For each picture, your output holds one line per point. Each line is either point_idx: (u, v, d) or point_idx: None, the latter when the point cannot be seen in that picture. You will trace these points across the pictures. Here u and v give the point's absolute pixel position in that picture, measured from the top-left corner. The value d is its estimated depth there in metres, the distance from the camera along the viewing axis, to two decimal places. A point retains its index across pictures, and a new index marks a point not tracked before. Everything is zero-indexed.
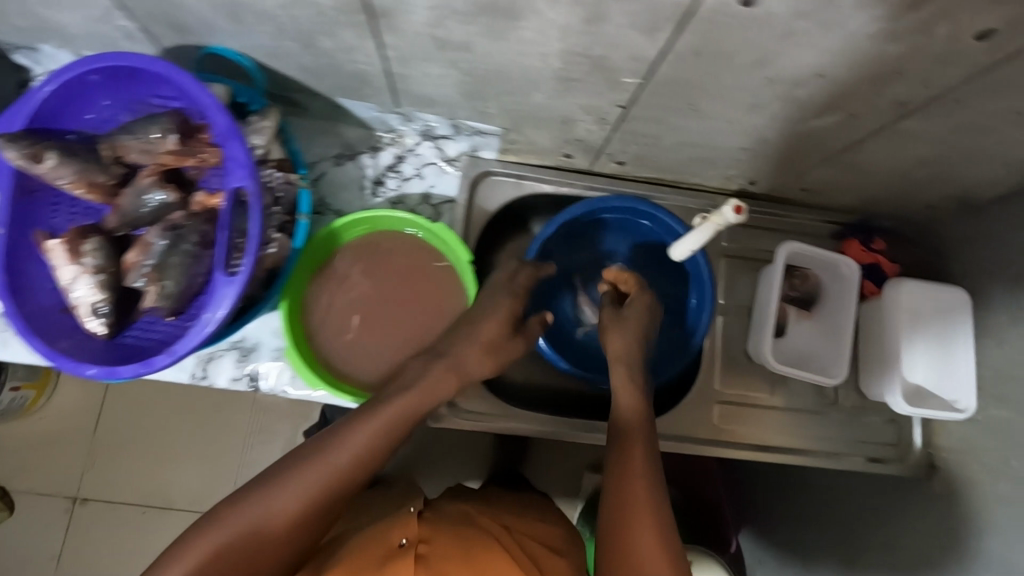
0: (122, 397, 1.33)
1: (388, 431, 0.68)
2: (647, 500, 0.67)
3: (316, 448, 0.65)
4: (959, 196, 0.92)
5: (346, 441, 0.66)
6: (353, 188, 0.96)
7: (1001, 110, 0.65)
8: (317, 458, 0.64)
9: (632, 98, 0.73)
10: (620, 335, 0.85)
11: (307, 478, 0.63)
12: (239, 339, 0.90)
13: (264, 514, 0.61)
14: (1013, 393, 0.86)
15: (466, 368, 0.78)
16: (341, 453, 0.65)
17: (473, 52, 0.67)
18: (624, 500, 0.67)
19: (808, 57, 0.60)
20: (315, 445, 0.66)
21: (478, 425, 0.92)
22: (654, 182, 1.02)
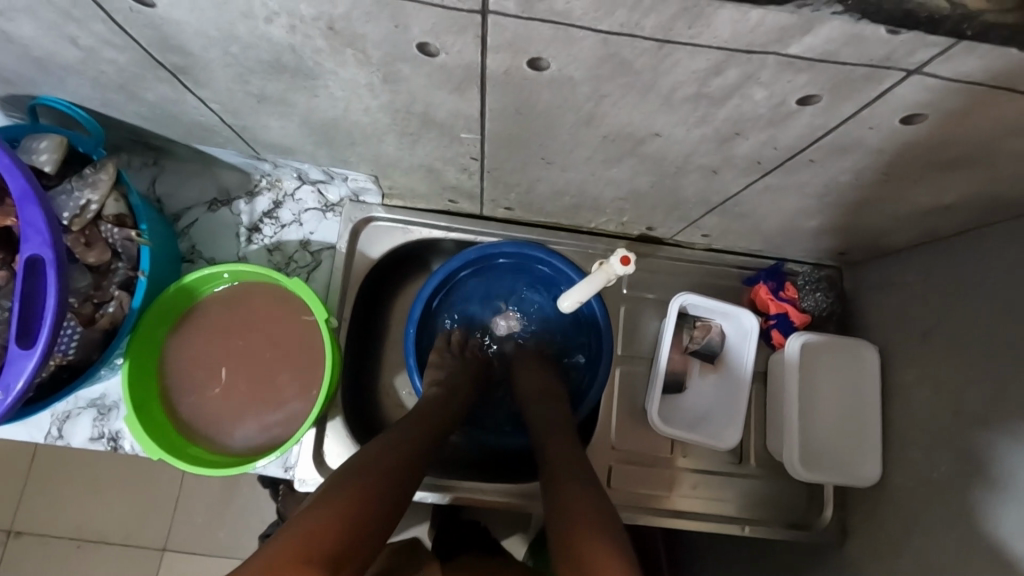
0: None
1: (386, 459, 0.65)
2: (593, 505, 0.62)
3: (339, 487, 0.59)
4: (863, 244, 0.86)
5: (372, 469, 0.61)
6: (227, 235, 0.92)
7: (859, 168, 0.60)
8: (351, 479, 0.58)
9: (480, 151, 0.69)
10: (532, 380, 0.90)
11: (357, 491, 0.57)
12: (98, 397, 0.85)
13: (345, 513, 0.53)
14: (911, 459, 0.80)
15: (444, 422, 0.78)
16: (371, 475, 0.60)
17: (295, 106, 0.63)
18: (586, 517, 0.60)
19: (634, 117, 0.55)
20: (349, 471, 0.60)
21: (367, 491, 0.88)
22: (550, 226, 0.97)
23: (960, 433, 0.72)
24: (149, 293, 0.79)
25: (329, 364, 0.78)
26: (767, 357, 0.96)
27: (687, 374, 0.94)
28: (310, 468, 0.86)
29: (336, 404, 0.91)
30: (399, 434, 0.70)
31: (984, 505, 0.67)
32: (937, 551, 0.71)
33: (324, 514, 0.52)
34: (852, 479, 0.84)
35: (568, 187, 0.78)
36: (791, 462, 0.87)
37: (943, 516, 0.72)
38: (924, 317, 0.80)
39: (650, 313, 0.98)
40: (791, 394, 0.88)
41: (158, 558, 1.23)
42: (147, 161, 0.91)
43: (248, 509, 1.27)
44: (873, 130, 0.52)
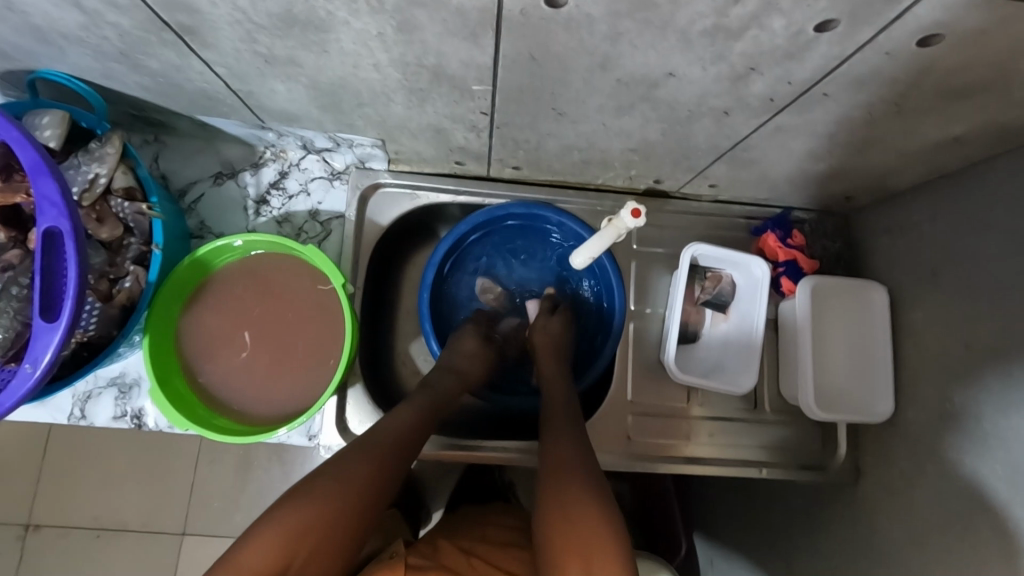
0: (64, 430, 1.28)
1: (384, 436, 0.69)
2: (569, 477, 0.64)
3: (331, 467, 0.63)
4: (871, 186, 0.87)
5: (353, 460, 0.64)
6: (235, 209, 0.91)
7: (873, 99, 0.60)
8: (330, 472, 0.63)
9: (490, 105, 0.68)
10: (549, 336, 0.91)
11: (340, 490, 0.61)
12: (118, 375, 0.86)
13: (327, 517, 0.59)
14: (924, 394, 0.82)
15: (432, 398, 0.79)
16: (355, 465, 0.64)
17: (304, 66, 0.62)
18: (567, 476, 0.65)
19: (648, 58, 0.55)
20: (347, 453, 0.66)
21: None
22: (558, 185, 0.97)
23: (973, 364, 0.74)
24: (162, 267, 0.78)
25: (349, 329, 0.78)
26: (776, 304, 0.97)
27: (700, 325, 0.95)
28: (335, 435, 0.87)
29: (355, 371, 0.91)
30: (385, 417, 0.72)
31: (1000, 429, 0.69)
32: (953, 480, 0.74)
33: (289, 525, 0.57)
34: (867, 416, 0.85)
35: (577, 141, 0.78)
36: (806, 404, 0.88)
37: (957, 445, 0.74)
38: (933, 253, 0.81)
39: (661, 267, 0.99)
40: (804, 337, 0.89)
41: (178, 543, 1.25)
42: (148, 138, 0.90)
43: (265, 488, 1.28)
44: (890, 57, 0.52)
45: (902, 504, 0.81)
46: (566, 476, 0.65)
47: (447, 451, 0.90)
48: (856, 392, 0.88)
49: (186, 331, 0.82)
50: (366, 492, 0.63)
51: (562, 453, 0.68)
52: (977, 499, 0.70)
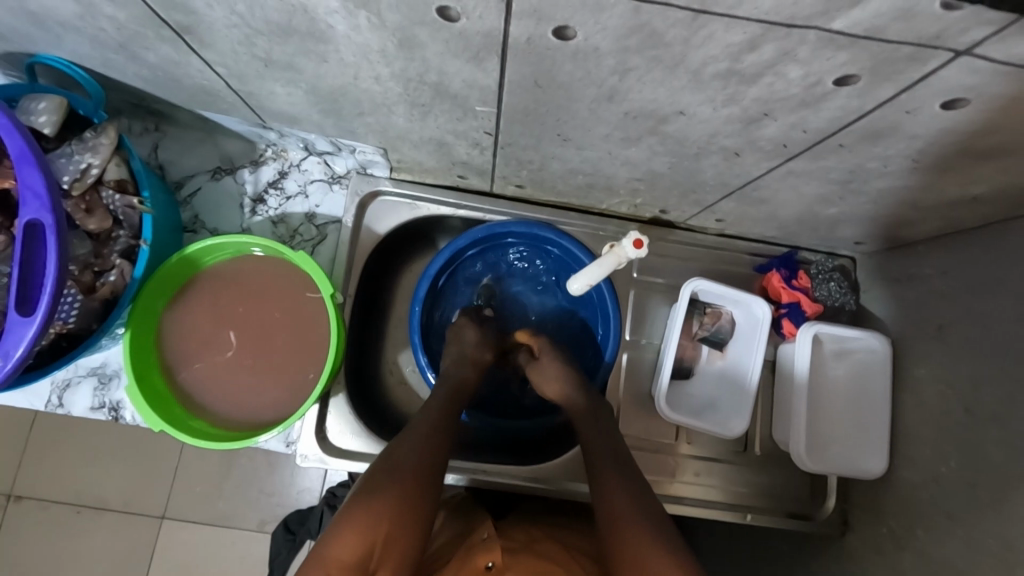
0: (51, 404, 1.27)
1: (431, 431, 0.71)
2: (639, 508, 0.65)
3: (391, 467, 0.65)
4: (880, 233, 0.84)
5: (408, 471, 0.64)
6: (231, 205, 0.90)
7: (889, 154, 0.58)
8: (392, 481, 0.63)
9: (494, 125, 0.66)
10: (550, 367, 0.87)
11: (405, 498, 0.62)
12: (99, 365, 0.84)
13: (394, 512, 0.60)
14: (919, 452, 0.79)
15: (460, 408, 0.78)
16: (411, 478, 0.64)
17: (303, 72, 0.60)
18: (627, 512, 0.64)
19: (658, 94, 0.53)
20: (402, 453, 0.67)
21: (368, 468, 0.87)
22: (561, 206, 0.95)
23: (974, 428, 0.71)
24: (150, 263, 0.77)
25: (333, 341, 0.77)
26: (776, 346, 0.95)
27: (697, 363, 0.93)
28: (313, 444, 0.86)
29: (340, 380, 0.89)
30: (421, 421, 0.72)
31: (995, 502, 0.67)
32: (942, 545, 0.72)
33: (361, 531, 0.58)
34: (859, 471, 0.83)
35: (582, 166, 0.76)
36: (796, 452, 0.86)
37: (949, 511, 0.72)
38: (941, 310, 0.79)
39: (660, 297, 0.97)
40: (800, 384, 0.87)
41: (157, 525, 1.24)
42: (149, 126, 0.88)
43: (249, 479, 1.26)
44: (910, 116, 0.50)
45: (888, 565, 0.78)
46: (626, 515, 0.64)
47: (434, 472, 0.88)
48: (848, 443, 0.86)
49: (167, 329, 0.80)
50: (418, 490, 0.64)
51: (614, 491, 0.68)
52: (964, 568, 0.68)
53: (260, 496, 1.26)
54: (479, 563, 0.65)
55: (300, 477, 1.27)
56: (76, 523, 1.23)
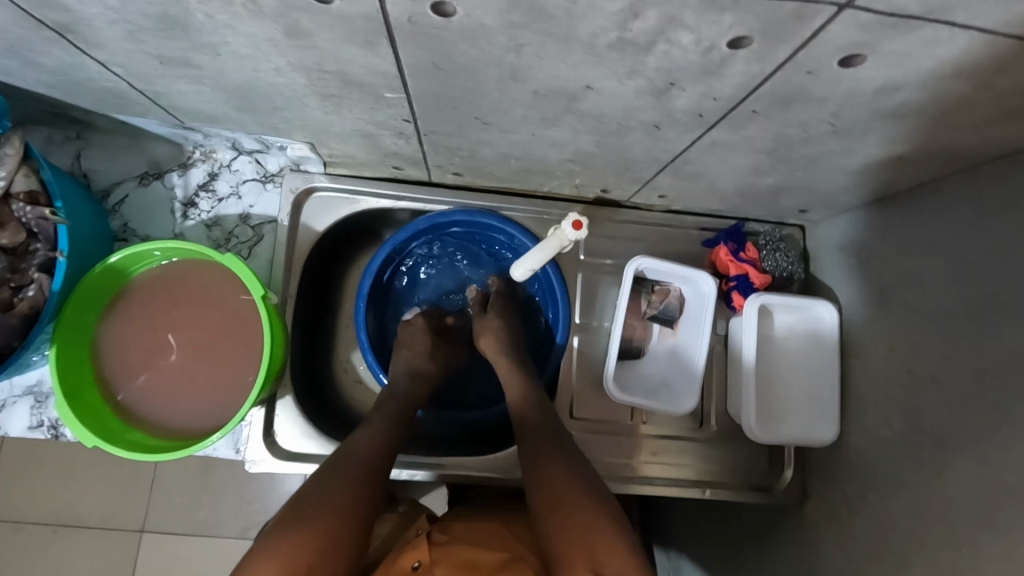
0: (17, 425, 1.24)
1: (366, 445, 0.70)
2: (575, 487, 0.64)
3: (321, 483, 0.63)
4: (821, 200, 0.84)
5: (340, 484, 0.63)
6: (161, 211, 0.87)
7: (806, 119, 0.57)
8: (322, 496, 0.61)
9: (410, 112, 0.65)
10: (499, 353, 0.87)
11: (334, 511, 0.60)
12: (35, 384, 0.82)
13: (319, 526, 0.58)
14: (867, 418, 0.79)
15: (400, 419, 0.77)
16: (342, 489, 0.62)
17: (202, 68, 0.58)
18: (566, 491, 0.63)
19: (561, 71, 0.51)
20: (333, 467, 0.65)
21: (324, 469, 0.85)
22: (503, 192, 0.93)
23: (916, 391, 0.71)
24: (71, 275, 0.74)
25: (267, 341, 0.75)
26: (728, 320, 0.94)
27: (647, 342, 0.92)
28: (261, 449, 0.84)
29: (285, 380, 0.88)
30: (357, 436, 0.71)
31: (936, 462, 0.67)
32: (890, 508, 0.72)
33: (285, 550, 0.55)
34: (812, 440, 0.83)
35: (511, 150, 0.74)
36: (747, 425, 0.86)
37: (896, 474, 0.72)
38: (884, 274, 0.78)
39: (610, 279, 0.96)
40: (749, 356, 0.86)
41: (137, 540, 1.22)
42: (70, 135, 0.85)
43: (224, 488, 1.25)
44: (814, 77, 0.48)
45: (843, 531, 0.79)
46: (563, 497, 0.63)
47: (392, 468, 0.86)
48: (799, 411, 0.86)
49: (100, 342, 0.78)
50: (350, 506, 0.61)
51: (554, 473, 0.66)
52: (910, 529, 0.68)
53: (240, 503, 1.24)
54: (406, 563, 0.66)
55: (274, 482, 1.25)
56: (52, 543, 1.21)
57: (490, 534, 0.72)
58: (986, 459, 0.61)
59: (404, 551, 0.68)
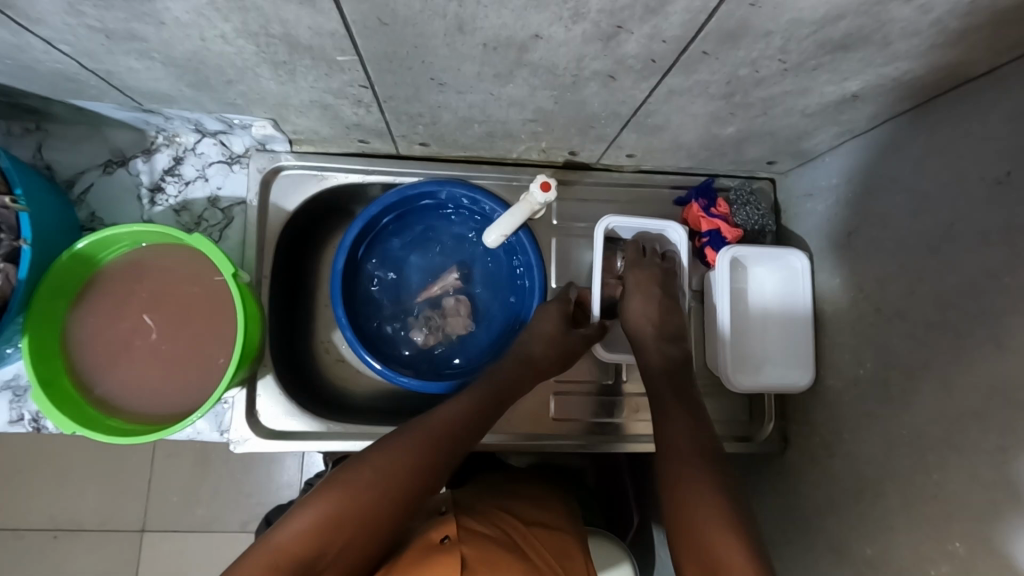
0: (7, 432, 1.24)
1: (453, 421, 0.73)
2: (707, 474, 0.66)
3: (390, 448, 0.68)
4: (785, 148, 0.84)
5: (410, 452, 0.68)
6: (129, 198, 0.87)
7: (755, 57, 0.57)
8: (379, 462, 0.66)
9: (365, 76, 0.64)
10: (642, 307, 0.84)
11: (388, 482, 0.65)
12: (12, 378, 0.82)
13: (366, 498, 0.63)
14: (840, 360, 0.81)
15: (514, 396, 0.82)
16: (408, 461, 0.67)
17: (149, 40, 0.58)
18: (680, 460, 0.68)
19: (506, 19, 0.51)
20: (410, 436, 0.70)
21: (306, 445, 0.86)
22: (472, 160, 0.93)
23: (883, 327, 0.73)
24: (37, 263, 0.74)
25: (242, 319, 0.75)
26: (702, 276, 0.96)
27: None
28: (244, 428, 0.84)
29: (266, 360, 0.88)
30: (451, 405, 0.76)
31: (906, 394, 0.68)
32: (864, 445, 0.74)
33: (323, 512, 0.61)
34: (789, 385, 0.85)
35: (474, 113, 0.74)
36: (725, 374, 0.88)
37: (868, 411, 0.74)
38: (851, 218, 0.79)
39: (584, 241, 0.96)
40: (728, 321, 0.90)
41: (138, 539, 1.23)
42: (29, 126, 0.84)
43: (221, 481, 1.25)
44: (756, 9, 0.49)
45: (823, 472, 0.81)
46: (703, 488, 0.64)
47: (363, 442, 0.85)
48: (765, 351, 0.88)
49: (72, 329, 0.78)
50: (406, 477, 0.66)
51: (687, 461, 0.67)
52: (883, 462, 0.70)
53: (238, 496, 1.25)
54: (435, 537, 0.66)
55: (274, 473, 1.26)
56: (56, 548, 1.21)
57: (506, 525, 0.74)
58: (951, 385, 0.62)
59: (435, 523, 0.69)
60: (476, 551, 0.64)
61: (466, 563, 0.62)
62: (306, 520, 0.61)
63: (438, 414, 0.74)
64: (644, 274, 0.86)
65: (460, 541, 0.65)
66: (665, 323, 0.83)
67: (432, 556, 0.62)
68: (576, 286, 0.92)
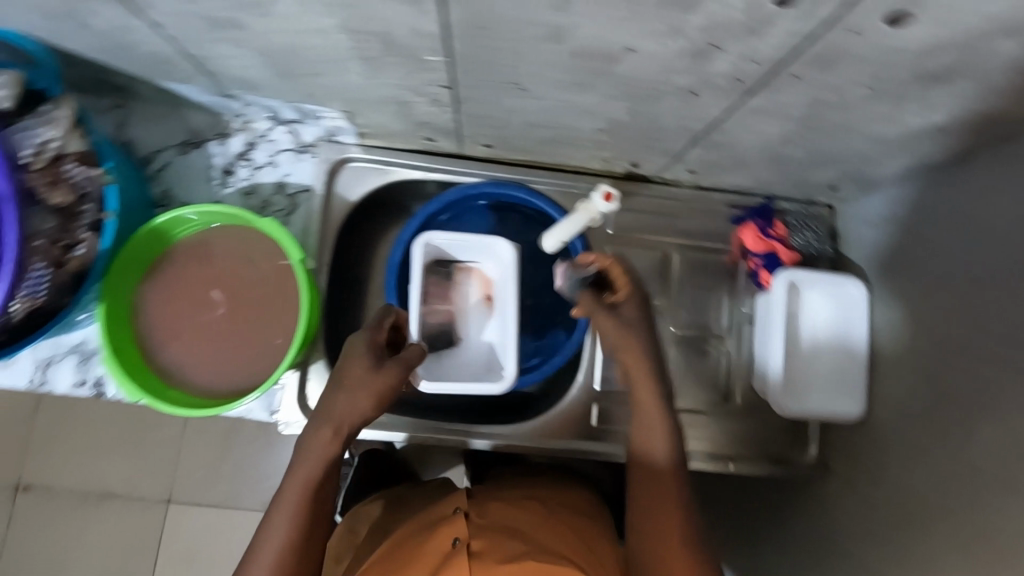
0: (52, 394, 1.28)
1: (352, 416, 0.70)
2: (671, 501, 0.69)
3: (299, 458, 0.68)
4: (853, 175, 0.83)
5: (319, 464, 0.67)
6: (201, 179, 0.90)
7: (843, 83, 0.57)
8: (297, 480, 0.66)
9: (449, 77, 0.66)
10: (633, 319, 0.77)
11: (305, 500, 0.65)
12: (79, 343, 0.85)
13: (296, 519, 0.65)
14: (893, 392, 0.80)
15: (353, 425, 0.70)
16: (317, 473, 0.67)
17: (249, 30, 0.60)
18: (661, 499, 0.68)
19: (603, 30, 0.52)
20: (312, 442, 0.68)
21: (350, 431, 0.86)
22: (533, 164, 0.94)
23: (943, 361, 0.71)
24: (117, 235, 0.77)
25: (307, 304, 0.77)
26: (754, 297, 0.96)
27: (456, 321, 0.90)
28: (294, 410, 0.86)
29: (318, 346, 0.90)
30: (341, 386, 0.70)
31: (963, 433, 0.67)
32: (912, 480, 0.73)
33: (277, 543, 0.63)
34: (838, 414, 0.84)
35: (545, 118, 0.75)
36: (773, 398, 0.87)
37: (920, 446, 0.73)
38: (914, 249, 0.78)
39: (636, 252, 0.96)
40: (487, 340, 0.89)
41: (163, 509, 1.26)
42: (114, 103, 0.87)
43: (247, 459, 1.28)
44: (856, 35, 0.49)
45: (863, 504, 0.80)
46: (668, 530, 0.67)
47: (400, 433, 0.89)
48: (485, 370, 0.87)
49: (142, 301, 0.81)
50: (319, 487, 0.67)
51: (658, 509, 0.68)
52: (932, 499, 0.69)
53: (262, 477, 1.27)
54: (446, 540, 0.67)
55: None
56: (83, 511, 1.25)
57: (523, 512, 0.74)
58: (1014, 425, 0.61)
59: (444, 527, 0.69)
60: (486, 543, 0.65)
61: (475, 556, 0.63)
62: (269, 551, 0.63)
63: (334, 405, 0.69)
64: (627, 311, 0.75)
65: (470, 539, 0.66)
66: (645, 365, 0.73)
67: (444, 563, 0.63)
68: (393, 309, 0.78)
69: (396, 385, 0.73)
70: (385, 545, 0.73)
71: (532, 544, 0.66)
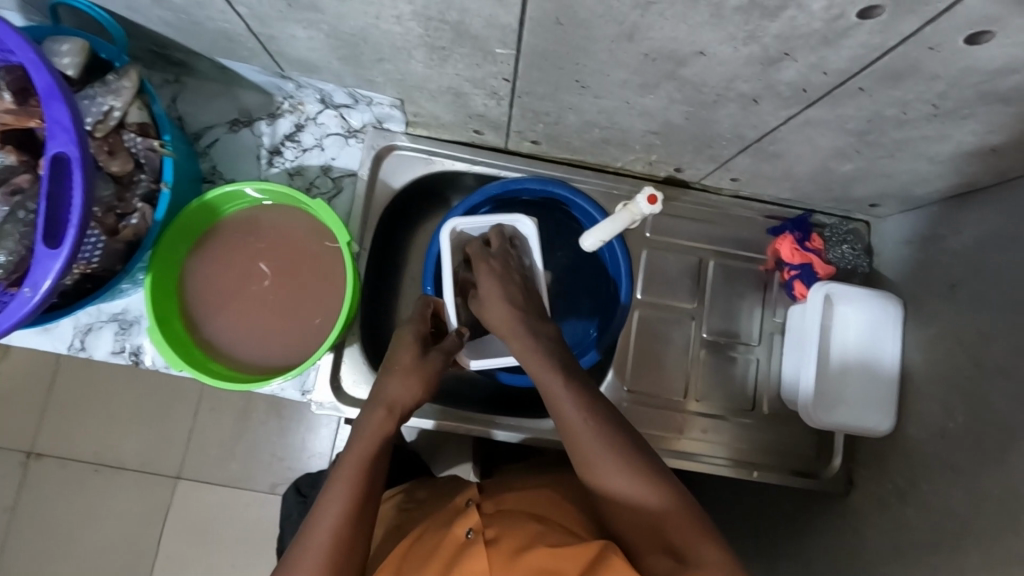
0: (73, 363, 1.28)
1: (401, 397, 0.72)
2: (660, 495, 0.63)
3: (354, 440, 0.69)
4: (897, 193, 0.84)
5: (374, 447, 0.68)
6: (249, 157, 0.91)
7: (908, 99, 0.58)
8: (357, 459, 0.67)
9: (512, 70, 0.66)
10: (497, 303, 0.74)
11: (359, 481, 0.65)
12: (120, 312, 0.86)
13: (348, 503, 0.64)
14: (925, 410, 0.80)
15: (405, 408, 0.72)
16: (371, 453, 0.68)
17: (324, 12, 0.61)
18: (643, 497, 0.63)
19: (680, 32, 0.53)
20: (366, 425, 0.70)
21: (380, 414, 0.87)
22: (575, 163, 0.95)
23: (980, 382, 0.72)
24: (170, 208, 0.78)
25: (352, 286, 0.78)
26: (787, 308, 0.97)
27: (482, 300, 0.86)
28: (327, 392, 0.86)
29: (353, 331, 0.90)
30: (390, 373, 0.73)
31: (1001, 454, 0.68)
32: (944, 498, 0.73)
33: (336, 523, 0.63)
34: (867, 429, 0.84)
35: (599, 117, 0.76)
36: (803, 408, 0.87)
37: (953, 465, 0.73)
38: (953, 269, 0.79)
39: (671, 255, 0.97)
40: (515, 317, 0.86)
41: (173, 486, 1.26)
42: (169, 78, 0.89)
43: (261, 440, 1.28)
44: (932, 52, 0.50)
45: (893, 521, 0.80)
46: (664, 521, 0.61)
47: (425, 421, 0.89)
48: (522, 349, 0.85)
49: (189, 273, 0.82)
50: (369, 469, 0.67)
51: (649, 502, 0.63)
52: (965, 518, 0.70)
53: (274, 459, 1.28)
54: (459, 532, 0.65)
55: (312, 440, 1.28)
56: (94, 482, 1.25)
57: (535, 499, 0.73)
58: None
59: (459, 519, 0.68)
60: (502, 529, 0.65)
61: (491, 543, 0.63)
62: (322, 533, 0.62)
63: (386, 386, 0.72)
64: (498, 264, 0.77)
65: (485, 528, 0.65)
66: (528, 311, 0.75)
67: (460, 556, 0.62)
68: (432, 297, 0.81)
69: (443, 370, 0.76)
70: (400, 544, 0.71)
71: (550, 526, 0.66)
